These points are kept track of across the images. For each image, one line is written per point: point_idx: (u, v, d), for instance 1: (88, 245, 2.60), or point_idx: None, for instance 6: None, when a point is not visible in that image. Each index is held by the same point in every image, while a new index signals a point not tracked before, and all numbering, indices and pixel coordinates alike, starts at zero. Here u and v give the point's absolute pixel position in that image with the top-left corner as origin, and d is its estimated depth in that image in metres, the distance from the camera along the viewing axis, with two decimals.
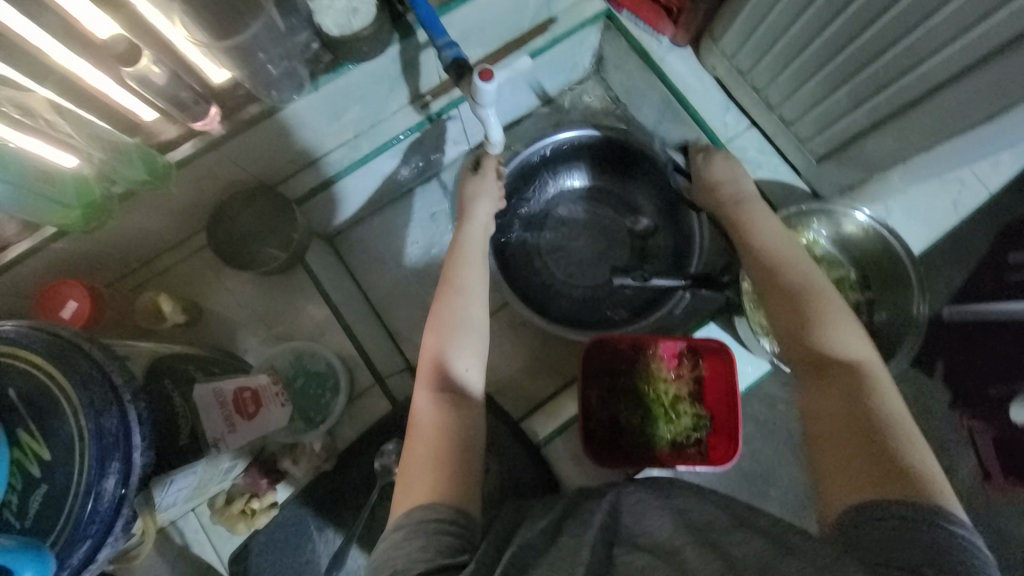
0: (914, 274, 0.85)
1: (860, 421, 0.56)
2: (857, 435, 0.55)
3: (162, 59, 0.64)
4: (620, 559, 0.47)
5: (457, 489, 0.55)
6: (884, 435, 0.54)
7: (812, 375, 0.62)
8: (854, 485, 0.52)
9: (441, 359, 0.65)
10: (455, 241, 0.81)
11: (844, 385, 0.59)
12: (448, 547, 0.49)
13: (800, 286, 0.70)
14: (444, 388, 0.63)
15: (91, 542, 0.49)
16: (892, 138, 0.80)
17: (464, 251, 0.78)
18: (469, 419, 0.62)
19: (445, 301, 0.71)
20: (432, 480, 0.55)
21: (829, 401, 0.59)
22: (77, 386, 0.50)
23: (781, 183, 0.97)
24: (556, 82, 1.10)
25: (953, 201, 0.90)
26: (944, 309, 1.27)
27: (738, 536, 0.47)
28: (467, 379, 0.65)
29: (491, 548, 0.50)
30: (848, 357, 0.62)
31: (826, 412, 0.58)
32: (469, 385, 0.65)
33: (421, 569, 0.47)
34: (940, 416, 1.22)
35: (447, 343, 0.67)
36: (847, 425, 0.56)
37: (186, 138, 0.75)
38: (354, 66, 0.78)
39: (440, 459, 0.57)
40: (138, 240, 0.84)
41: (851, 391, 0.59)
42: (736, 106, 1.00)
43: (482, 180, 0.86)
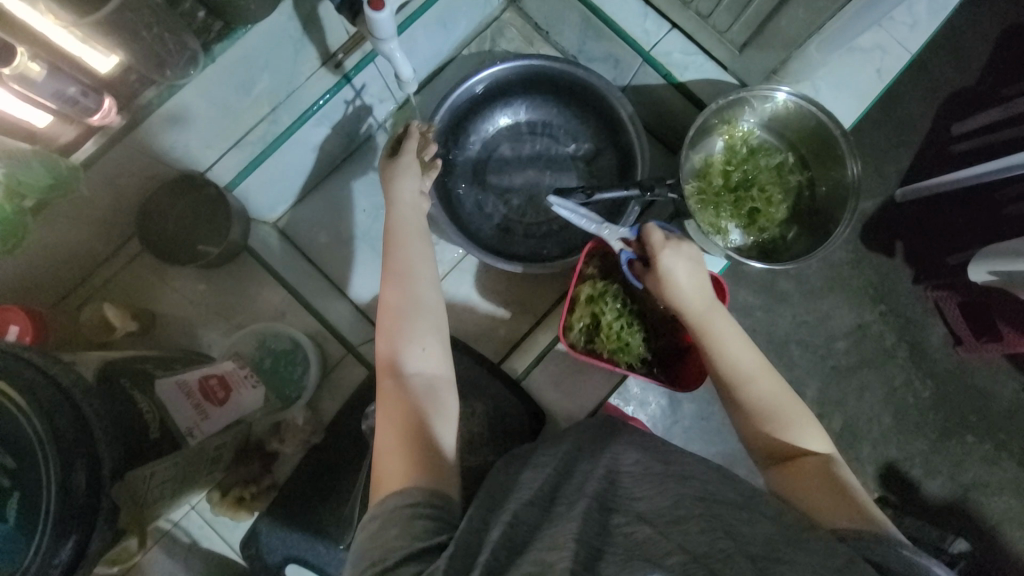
0: (845, 145, 0.87)
1: (828, 482, 0.58)
2: (828, 493, 0.57)
3: (36, 53, 0.60)
4: (619, 527, 0.46)
5: (430, 470, 0.55)
6: (844, 492, 0.57)
7: (780, 462, 0.62)
8: (828, 516, 0.55)
9: (397, 349, 0.64)
10: (387, 225, 0.73)
11: (808, 464, 0.60)
12: (423, 531, 0.49)
13: (752, 373, 0.66)
14: (404, 384, 0.62)
15: (76, 537, 0.49)
16: (803, 10, 0.81)
17: (400, 233, 0.72)
18: (432, 405, 0.61)
19: (392, 296, 0.67)
20: (404, 467, 0.55)
21: (800, 477, 0.59)
22: (22, 390, 0.49)
23: (709, 81, 0.97)
24: (471, 20, 1.06)
25: (877, 69, 0.92)
26: (896, 194, 1.28)
27: (745, 518, 0.48)
28: (424, 361, 0.64)
29: (476, 520, 0.49)
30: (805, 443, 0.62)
31: (799, 482, 0.59)
32: (429, 370, 0.64)
33: (400, 557, 0.46)
34: (904, 291, 1.29)
35: (401, 327, 0.65)
36: (817, 488, 0.58)
37: (87, 137, 0.71)
38: (247, 30, 0.74)
39: (407, 445, 0.57)
40: (68, 253, 0.81)
41: (815, 465, 0.60)
42: (654, 11, 0.99)
43: (400, 166, 0.76)
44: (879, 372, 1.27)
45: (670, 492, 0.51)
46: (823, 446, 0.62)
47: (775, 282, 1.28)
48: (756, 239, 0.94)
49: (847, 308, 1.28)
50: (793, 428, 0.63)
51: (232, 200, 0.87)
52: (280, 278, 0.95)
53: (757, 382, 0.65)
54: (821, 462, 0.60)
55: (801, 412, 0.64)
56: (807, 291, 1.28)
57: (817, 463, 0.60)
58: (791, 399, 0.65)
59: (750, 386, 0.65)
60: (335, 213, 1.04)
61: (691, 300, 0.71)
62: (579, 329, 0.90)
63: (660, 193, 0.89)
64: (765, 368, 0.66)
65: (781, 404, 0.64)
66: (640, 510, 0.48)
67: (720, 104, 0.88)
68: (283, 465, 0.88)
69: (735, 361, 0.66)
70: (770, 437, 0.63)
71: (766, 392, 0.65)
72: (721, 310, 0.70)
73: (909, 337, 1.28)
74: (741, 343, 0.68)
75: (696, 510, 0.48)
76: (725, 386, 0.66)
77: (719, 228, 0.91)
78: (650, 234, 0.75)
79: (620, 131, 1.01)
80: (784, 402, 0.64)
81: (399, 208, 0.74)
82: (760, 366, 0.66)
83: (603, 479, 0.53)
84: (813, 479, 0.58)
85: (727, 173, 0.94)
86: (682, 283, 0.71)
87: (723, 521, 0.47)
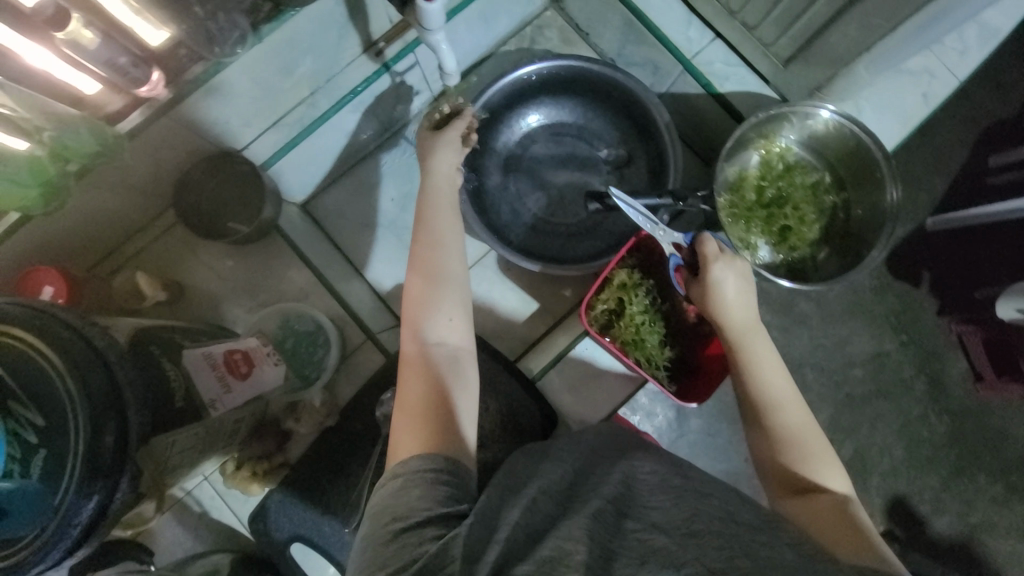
0: (886, 166, 0.85)
1: (842, 519, 0.57)
2: (843, 530, 0.55)
3: (92, 21, 0.61)
4: (633, 531, 0.46)
5: (450, 438, 0.56)
6: (859, 531, 0.55)
7: (797, 493, 0.61)
8: (840, 550, 0.53)
9: (424, 318, 0.64)
10: (421, 198, 0.73)
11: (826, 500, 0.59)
12: (444, 497, 0.51)
13: (781, 400, 0.65)
14: (429, 351, 0.62)
15: (98, 498, 0.50)
16: (856, 28, 0.81)
17: (433, 208, 0.72)
18: (455, 374, 0.62)
19: (420, 275, 0.67)
20: (426, 433, 0.56)
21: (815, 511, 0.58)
22: (59, 351, 0.50)
23: (749, 94, 0.96)
24: (512, 17, 1.06)
25: (923, 93, 0.91)
26: (928, 221, 1.27)
27: (763, 540, 0.46)
28: (450, 329, 0.64)
29: (492, 500, 0.50)
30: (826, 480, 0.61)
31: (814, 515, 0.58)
32: (454, 341, 0.64)
33: (423, 517, 0.48)
34: (928, 322, 1.26)
35: (430, 297, 0.65)
36: (830, 524, 0.56)
37: (133, 107, 0.72)
38: (296, 12, 0.74)
39: (430, 411, 0.58)
40: (106, 218, 0.83)
41: (831, 503, 0.59)
42: (698, 20, 0.97)
43: (440, 140, 0.76)
44: (894, 403, 1.24)
45: (685, 503, 0.50)
46: (844, 489, 0.61)
47: (796, 303, 1.26)
48: (786, 257, 0.93)
49: (867, 334, 1.26)
50: (815, 463, 0.62)
51: (265, 178, 0.88)
52: (306, 259, 0.96)
53: (786, 410, 0.65)
54: (839, 501, 0.59)
55: (827, 450, 0.63)
56: (828, 315, 1.26)
57: (834, 501, 0.59)
58: (818, 434, 0.64)
59: (779, 412, 0.64)
60: (362, 200, 1.04)
61: (733, 316, 0.70)
62: (601, 309, 0.92)
63: (692, 204, 0.88)
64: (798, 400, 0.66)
65: (806, 437, 0.64)
66: (653, 519, 0.48)
67: (760, 117, 0.86)
68: (296, 444, 0.89)
69: (767, 384, 0.66)
70: (790, 467, 0.62)
71: (793, 421, 0.64)
72: (760, 334, 0.70)
73: (928, 370, 1.25)
74: (775, 370, 0.67)
75: (710, 525, 0.47)
76: (754, 406, 0.65)
77: (748, 243, 0.90)
78: (705, 242, 0.74)
79: (654, 138, 1.00)
80: (811, 436, 0.64)
81: (436, 182, 0.74)
82: (792, 395, 0.66)
83: (619, 482, 0.53)
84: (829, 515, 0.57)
85: (761, 189, 0.93)
86: (729, 297, 0.71)
87: (740, 541, 0.45)
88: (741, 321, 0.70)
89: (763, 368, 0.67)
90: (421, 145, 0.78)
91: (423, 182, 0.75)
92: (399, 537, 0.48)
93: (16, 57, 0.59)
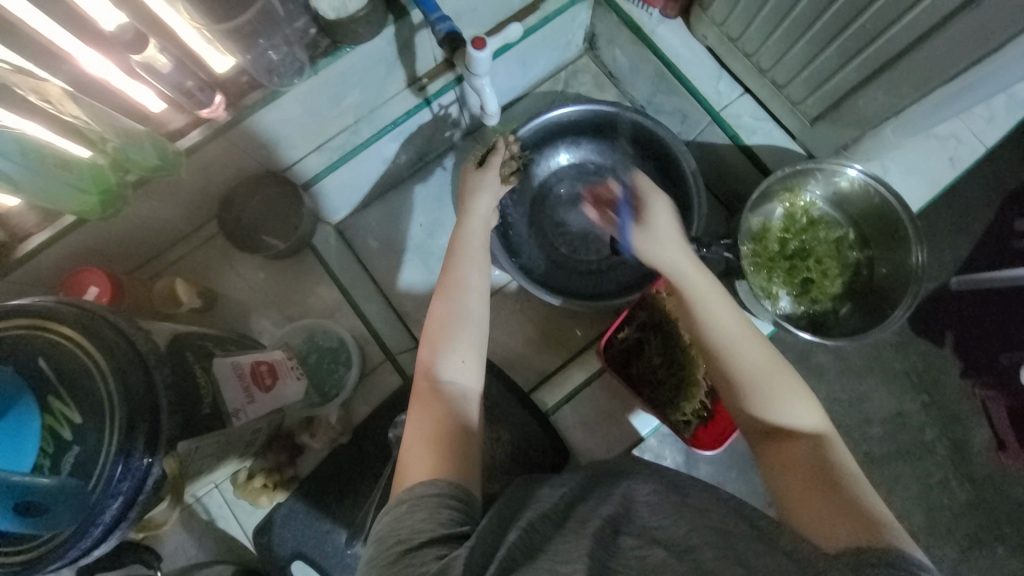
0: (912, 229, 0.86)
1: (819, 472, 0.52)
2: (825, 485, 0.51)
3: (167, 47, 0.66)
4: (628, 546, 0.46)
5: (458, 467, 0.56)
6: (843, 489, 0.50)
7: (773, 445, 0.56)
8: (830, 533, 0.47)
9: (439, 342, 0.65)
10: (455, 236, 0.76)
11: (804, 450, 0.54)
12: (447, 520, 0.50)
13: (738, 344, 0.60)
14: (443, 380, 0.63)
15: (122, 499, 0.52)
16: (884, 93, 0.80)
17: (465, 238, 0.75)
18: (465, 405, 0.62)
19: (440, 301, 0.68)
20: (433, 458, 0.55)
21: (793, 464, 0.53)
22: (104, 352, 0.53)
23: (776, 148, 0.98)
24: (550, 62, 1.13)
25: (949, 157, 0.93)
26: (952, 280, 1.26)
27: (758, 550, 0.45)
28: (466, 369, 0.64)
29: (493, 524, 0.49)
30: (800, 426, 0.56)
31: (791, 471, 0.53)
32: (468, 376, 0.64)
33: (425, 538, 0.48)
34: (950, 384, 1.23)
35: (451, 326, 0.66)
36: (802, 479, 0.52)
37: (194, 127, 0.77)
38: (351, 48, 0.79)
39: (439, 438, 0.57)
40: (154, 229, 0.88)
41: (807, 448, 0.54)
42: (729, 75, 1.00)
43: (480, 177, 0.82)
44: (913, 465, 1.21)
45: (685, 518, 0.50)
46: (816, 425, 0.56)
47: (814, 353, 1.24)
48: (807, 309, 0.94)
49: (886, 391, 1.23)
50: (785, 404, 0.57)
51: (304, 199, 0.93)
52: (334, 277, 1.00)
53: (751, 356, 0.59)
54: (814, 443, 0.54)
55: (796, 389, 0.58)
56: (846, 368, 1.24)
57: (811, 449, 0.54)
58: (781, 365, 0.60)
59: (744, 360, 0.59)
60: (392, 223, 1.08)
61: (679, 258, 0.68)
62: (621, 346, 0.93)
63: (715, 250, 0.89)
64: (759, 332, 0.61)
65: (772, 378, 0.58)
66: (657, 534, 0.48)
67: (786, 172, 0.88)
68: (308, 457, 0.91)
69: (725, 329, 0.61)
70: (759, 415, 0.57)
71: (752, 364, 0.59)
72: (711, 278, 0.67)
73: (950, 434, 1.21)
74: (731, 312, 0.63)
75: (707, 538, 0.46)
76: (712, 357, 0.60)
77: (769, 292, 0.92)
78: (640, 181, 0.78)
79: (680, 184, 1.03)
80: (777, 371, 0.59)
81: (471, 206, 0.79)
82: (752, 337, 0.61)
83: (619, 502, 0.53)
84: (809, 467, 0.52)
85: (784, 241, 0.94)
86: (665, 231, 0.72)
87: (736, 551, 0.45)
88: (690, 268, 0.67)
89: (716, 314, 0.62)
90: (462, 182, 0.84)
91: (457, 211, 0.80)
92: (403, 558, 0.47)
93: (71, 60, 0.62)
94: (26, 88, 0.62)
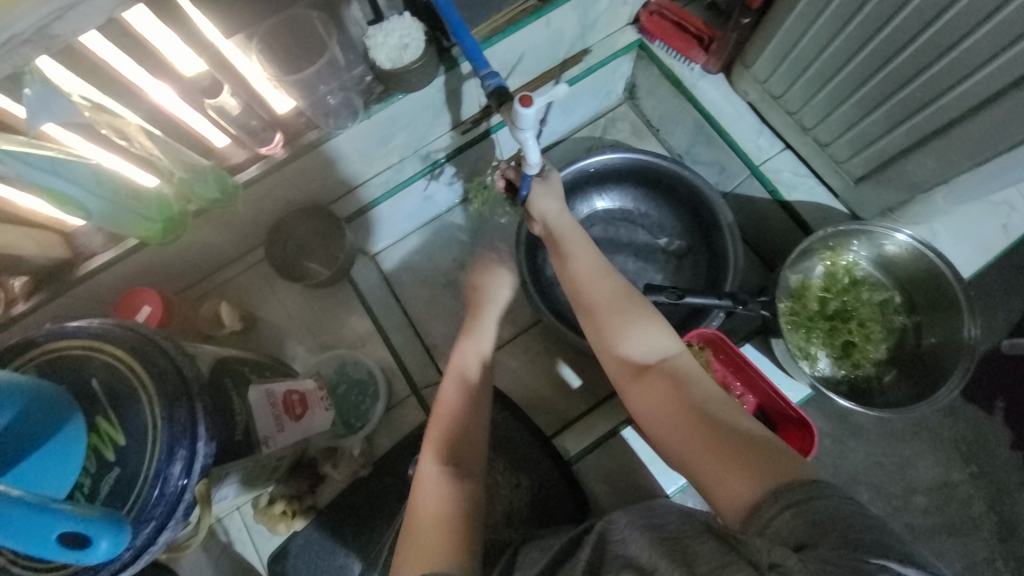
0: (963, 296, 0.82)
1: (672, 393, 0.61)
2: (684, 410, 0.59)
3: (236, 91, 0.72)
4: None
5: (464, 563, 0.54)
6: (721, 424, 0.56)
7: (635, 377, 0.65)
8: (713, 469, 0.53)
9: (451, 429, 0.67)
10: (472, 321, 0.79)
11: (660, 378, 0.63)
12: None
13: (602, 298, 0.73)
14: (452, 461, 0.64)
15: (155, 524, 0.53)
16: (933, 159, 0.77)
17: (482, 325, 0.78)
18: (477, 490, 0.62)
19: (454, 383, 0.72)
20: (442, 550, 0.54)
21: (653, 396, 0.62)
22: (153, 377, 0.55)
23: (817, 205, 0.97)
24: (590, 109, 1.17)
25: (1003, 225, 0.89)
26: (1004, 342, 1.21)
27: (701, 540, 0.46)
28: (472, 454, 0.66)
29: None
30: (656, 357, 0.66)
31: (655, 403, 0.61)
32: (474, 461, 0.66)
33: None
34: (1001, 456, 1.16)
35: (462, 408, 0.70)
36: (662, 406, 0.61)
37: (253, 161, 0.83)
38: (404, 96, 0.83)
39: (447, 528, 0.57)
40: (206, 254, 0.93)
41: (659, 375, 0.63)
42: (770, 129, 1.00)
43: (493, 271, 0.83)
44: (959, 543, 1.12)
45: (654, 539, 0.49)
46: (668, 349, 0.66)
47: (851, 413, 1.19)
48: (848, 373, 0.90)
49: (930, 459, 1.16)
50: (643, 341, 0.67)
51: (347, 230, 0.97)
52: (369, 308, 1.02)
53: (614, 307, 0.71)
54: (668, 368, 0.64)
55: (653, 327, 0.69)
56: (887, 432, 1.18)
57: (666, 375, 0.63)
58: (625, 322, 0.69)
59: (609, 313, 0.71)
60: (427, 255, 1.13)
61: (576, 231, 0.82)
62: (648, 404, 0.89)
63: (752, 308, 0.87)
64: (600, 310, 0.71)
65: (630, 320, 0.70)
66: (632, 558, 0.48)
67: (828, 232, 0.86)
68: (329, 486, 0.91)
69: (592, 289, 0.74)
70: (625, 356, 0.67)
71: (613, 313, 0.71)
72: (588, 248, 0.79)
73: (1000, 510, 1.13)
74: (597, 274, 0.76)
75: (664, 548, 0.47)
76: (585, 312, 0.73)
77: (807, 352, 0.90)
78: None
79: (716, 237, 1.02)
80: (624, 333, 0.68)
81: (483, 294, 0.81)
82: (617, 290, 0.73)
83: (597, 540, 0.55)
84: (667, 393, 0.61)
85: (824, 300, 0.92)
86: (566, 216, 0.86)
87: (687, 552, 0.45)
88: (577, 243, 0.80)
89: (583, 279, 0.75)
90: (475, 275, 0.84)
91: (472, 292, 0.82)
92: None
93: (145, 94, 0.67)
94: (105, 125, 0.65)
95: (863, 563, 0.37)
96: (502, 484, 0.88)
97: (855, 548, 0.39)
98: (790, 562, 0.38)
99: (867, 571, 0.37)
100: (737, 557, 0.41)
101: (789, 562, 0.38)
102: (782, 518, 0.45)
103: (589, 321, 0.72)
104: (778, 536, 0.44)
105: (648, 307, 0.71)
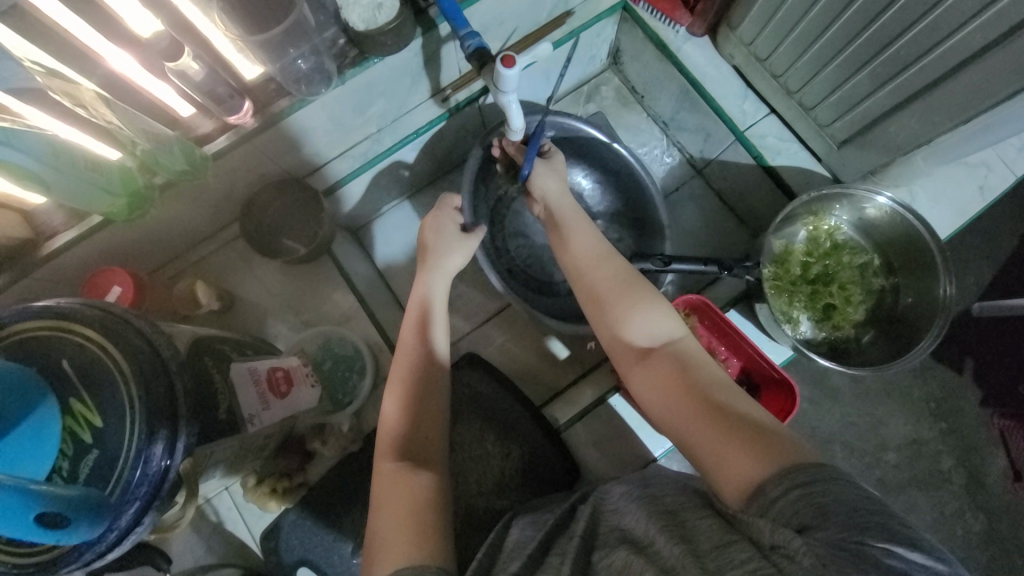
0: (939, 258, 0.84)
1: (676, 376, 0.62)
2: (691, 394, 0.59)
3: (199, 55, 0.67)
4: (599, 561, 0.49)
5: (437, 547, 0.54)
6: (722, 408, 0.57)
7: (639, 361, 0.65)
8: (715, 451, 0.54)
9: (400, 413, 0.67)
10: (410, 292, 0.78)
11: (667, 362, 0.63)
12: None
13: (608, 281, 0.72)
14: (406, 450, 0.64)
15: (138, 504, 0.52)
16: (915, 120, 0.77)
17: (434, 307, 0.76)
18: (439, 472, 0.62)
19: (401, 369, 0.70)
20: (409, 533, 0.55)
21: (657, 378, 0.62)
22: (128, 357, 0.53)
23: (800, 170, 0.97)
24: (574, 75, 1.15)
25: (979, 186, 0.91)
26: (974, 305, 1.25)
27: (703, 517, 0.50)
28: (425, 436, 0.66)
29: (483, 566, 0.56)
30: (663, 340, 0.66)
31: (659, 384, 0.62)
32: (429, 442, 0.65)
33: None
34: (969, 413, 1.21)
35: (403, 395, 0.68)
36: (665, 387, 0.61)
37: (221, 132, 0.78)
38: (379, 60, 0.79)
39: (417, 510, 0.57)
40: (178, 230, 0.89)
41: (664, 358, 0.64)
42: (755, 93, 0.99)
43: (443, 227, 0.84)
44: (926, 494, 1.19)
45: (651, 516, 0.52)
46: (674, 332, 0.67)
47: (828, 375, 1.23)
48: (828, 335, 0.93)
49: (903, 418, 1.22)
50: (651, 323, 0.67)
51: (325, 205, 0.94)
52: (351, 284, 1.00)
53: (619, 291, 0.71)
54: (675, 352, 0.64)
55: (660, 309, 0.68)
56: (861, 392, 1.23)
57: (672, 358, 0.63)
58: (632, 303, 0.69)
59: (615, 295, 0.70)
60: (410, 229, 1.13)
61: (565, 212, 0.82)
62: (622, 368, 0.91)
63: (737, 273, 0.88)
64: (605, 290, 0.71)
65: (638, 302, 0.69)
66: (629, 531, 0.52)
67: (810, 197, 0.87)
68: (319, 463, 0.91)
69: (597, 271, 0.74)
70: (629, 338, 0.67)
71: (618, 295, 0.70)
72: (591, 231, 0.79)
73: (967, 464, 1.20)
74: (603, 257, 0.75)
75: (661, 523, 0.50)
76: (590, 295, 0.72)
77: (789, 317, 0.91)
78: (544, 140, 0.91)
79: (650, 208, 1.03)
80: (630, 314, 0.68)
81: (431, 271, 0.79)
82: (625, 272, 0.73)
83: (591, 514, 0.58)
84: (671, 375, 0.62)
85: (806, 265, 0.94)
86: (564, 195, 0.84)
87: (685, 527, 0.49)
88: (580, 225, 0.80)
89: (590, 261, 0.75)
90: (421, 237, 0.84)
91: (422, 255, 0.81)
92: None
93: (103, 61, 0.63)
94: (59, 92, 0.62)
95: (868, 548, 0.39)
96: (493, 454, 0.90)
97: (860, 530, 0.41)
98: (792, 544, 0.40)
99: (872, 555, 0.38)
100: (740, 537, 0.45)
101: (791, 545, 0.40)
102: (786, 499, 0.46)
103: (592, 301, 0.72)
104: (781, 518, 0.44)
105: (655, 289, 0.71)
